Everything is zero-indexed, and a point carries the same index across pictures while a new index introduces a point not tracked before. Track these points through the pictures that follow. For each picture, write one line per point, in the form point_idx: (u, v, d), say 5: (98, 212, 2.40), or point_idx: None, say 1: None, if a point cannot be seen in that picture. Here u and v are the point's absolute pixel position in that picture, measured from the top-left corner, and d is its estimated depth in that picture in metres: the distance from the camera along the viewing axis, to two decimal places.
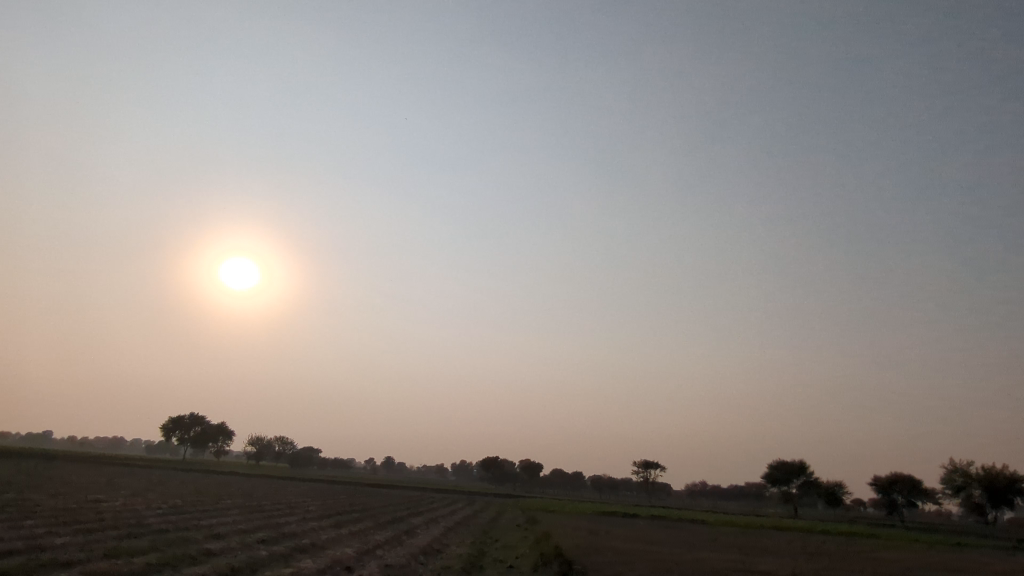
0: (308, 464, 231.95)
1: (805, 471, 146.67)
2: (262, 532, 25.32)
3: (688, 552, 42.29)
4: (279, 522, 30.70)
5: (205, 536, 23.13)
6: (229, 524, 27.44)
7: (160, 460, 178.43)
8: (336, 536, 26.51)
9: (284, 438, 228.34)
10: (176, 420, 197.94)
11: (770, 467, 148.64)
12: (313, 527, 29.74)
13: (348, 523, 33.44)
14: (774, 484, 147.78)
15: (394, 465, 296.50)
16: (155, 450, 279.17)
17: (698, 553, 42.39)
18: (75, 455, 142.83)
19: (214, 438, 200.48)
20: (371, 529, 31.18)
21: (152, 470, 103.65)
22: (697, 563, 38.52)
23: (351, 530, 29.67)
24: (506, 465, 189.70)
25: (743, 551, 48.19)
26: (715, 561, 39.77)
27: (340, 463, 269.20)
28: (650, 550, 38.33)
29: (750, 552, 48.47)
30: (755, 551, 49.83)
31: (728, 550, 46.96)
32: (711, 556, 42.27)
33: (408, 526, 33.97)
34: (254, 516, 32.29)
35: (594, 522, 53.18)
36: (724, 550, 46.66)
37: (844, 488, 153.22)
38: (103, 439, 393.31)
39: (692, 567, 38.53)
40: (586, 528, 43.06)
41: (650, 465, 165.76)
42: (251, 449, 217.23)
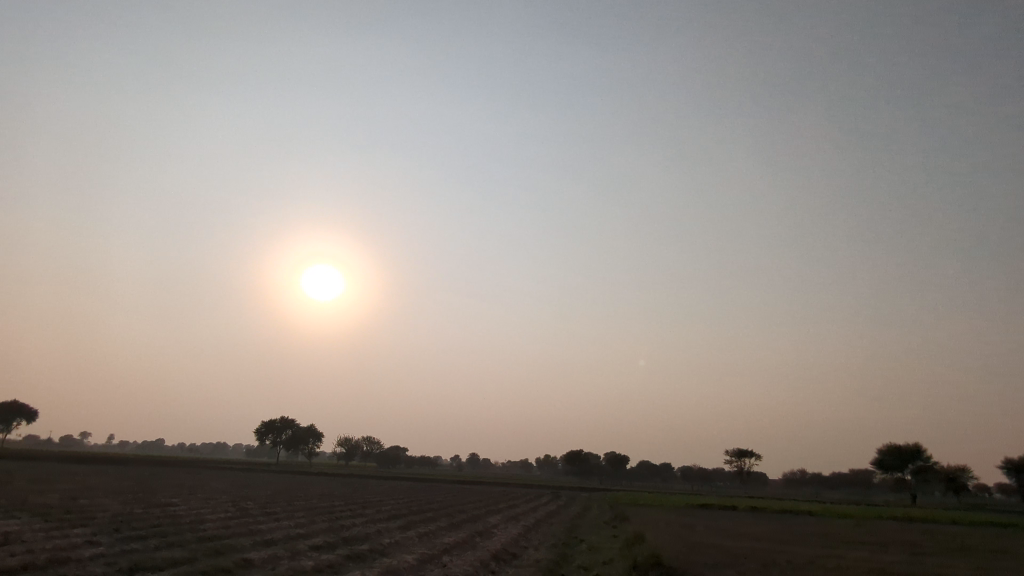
0: (396, 462, 236.12)
1: (920, 455, 134.01)
2: (319, 537, 22.78)
3: (802, 548, 37.40)
4: (346, 524, 28.25)
5: (254, 542, 20.61)
6: (287, 528, 24.90)
7: (257, 463, 186.06)
8: (403, 540, 23.52)
9: (371, 438, 233.46)
10: (269, 424, 205.66)
11: (880, 451, 136.43)
12: (380, 529, 26.98)
13: (418, 523, 30.61)
14: (885, 470, 135.92)
15: (479, 461, 297.87)
16: (256, 453, 293.25)
17: (814, 550, 37.29)
18: (178, 460, 150.40)
19: (305, 440, 206.94)
20: (441, 530, 28.07)
21: (246, 473, 106.78)
22: (812, 559, 33.80)
23: (419, 531, 26.67)
24: (591, 458, 184.96)
25: (869, 548, 42.16)
26: (836, 558, 34.69)
27: (427, 461, 272.84)
28: (758, 548, 33.78)
29: (873, 547, 42.74)
30: (879, 546, 43.97)
31: (850, 548, 41.01)
32: (829, 553, 37.12)
33: (483, 527, 30.67)
34: (319, 519, 30.05)
35: (691, 517, 48.66)
36: (843, 548, 40.76)
37: (967, 472, 139.01)
38: (210, 445, 419.36)
39: (807, 562, 33.84)
40: (681, 526, 38.53)
41: (743, 454, 157.14)
42: (341, 450, 223.18)
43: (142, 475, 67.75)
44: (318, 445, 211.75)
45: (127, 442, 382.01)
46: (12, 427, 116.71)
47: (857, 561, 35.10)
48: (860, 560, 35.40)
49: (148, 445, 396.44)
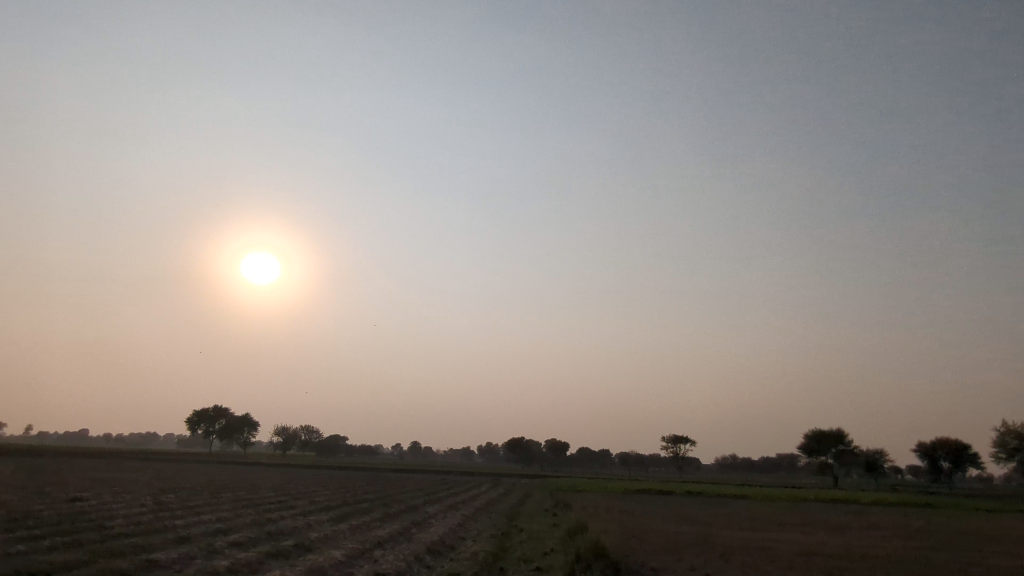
0: (335, 451, 231.50)
1: (843, 440, 140.86)
2: (241, 532, 21.22)
3: (736, 531, 38.18)
4: (274, 517, 26.68)
5: (166, 539, 18.89)
6: (206, 523, 23.15)
7: (187, 453, 178.44)
8: (333, 533, 22.23)
9: (309, 427, 227.86)
10: (201, 413, 197.36)
11: (806, 436, 142.77)
12: (310, 522, 25.54)
13: (351, 515, 29.27)
14: (810, 455, 142.33)
15: (421, 449, 295.76)
16: (187, 443, 281.59)
17: (748, 533, 38.07)
18: (100, 452, 142.44)
19: (240, 429, 199.80)
20: (375, 522, 26.84)
21: (173, 464, 101.89)
22: (746, 542, 34.43)
23: (352, 524, 25.36)
24: (533, 445, 186.23)
25: (799, 530, 43.39)
26: (768, 540, 35.44)
27: (367, 450, 268.74)
28: (694, 532, 34.15)
29: (802, 529, 44.14)
30: (808, 528, 45.48)
31: (781, 530, 42.08)
32: (762, 535, 37.97)
33: (420, 517, 29.63)
34: (246, 512, 28.31)
35: (629, 502, 49.13)
36: (776, 530, 41.70)
37: (884, 455, 147.24)
38: (138, 434, 400.51)
39: (742, 544, 34.47)
40: (620, 512, 38.56)
41: (679, 440, 161.53)
42: (278, 439, 216.85)
43: (54, 467, 63.30)
44: (253, 434, 204.95)
45: (46, 433, 359.85)
46: None
47: (788, 542, 35.95)
48: (791, 541, 36.25)
49: (69, 436, 374.77)
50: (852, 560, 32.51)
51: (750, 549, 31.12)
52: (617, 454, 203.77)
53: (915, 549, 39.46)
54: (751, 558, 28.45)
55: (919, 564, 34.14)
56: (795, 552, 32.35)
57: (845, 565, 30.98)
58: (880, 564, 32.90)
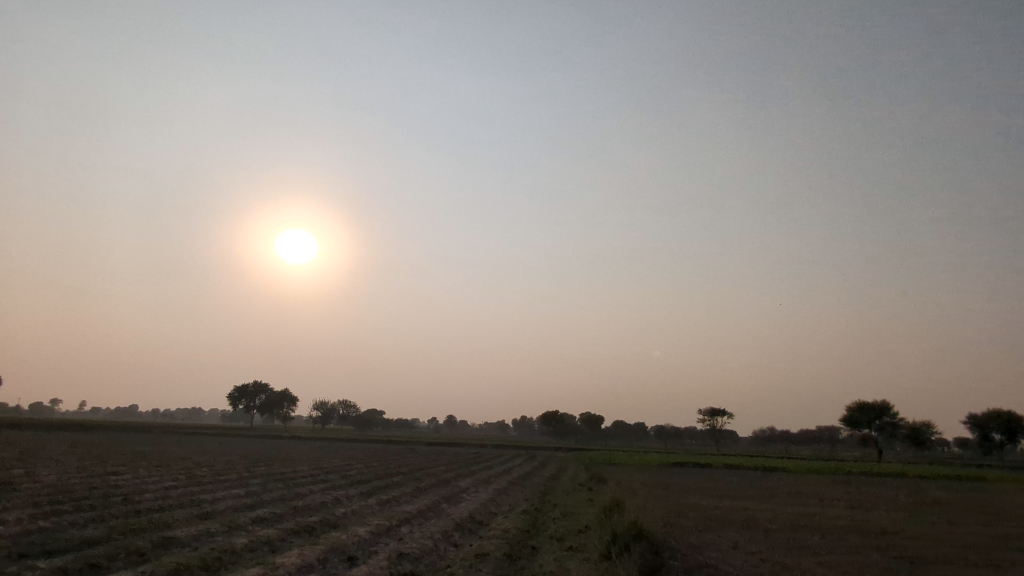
0: (373, 425, 235.87)
1: (888, 412, 136.76)
2: (268, 508, 20.70)
3: (780, 506, 36.88)
4: (303, 492, 26.27)
5: (191, 516, 18.43)
6: (234, 499, 22.76)
7: (230, 427, 183.69)
8: (360, 508, 21.59)
9: (347, 402, 232.15)
10: (243, 389, 202.42)
11: (849, 408, 139.04)
12: (339, 497, 25.03)
13: (381, 490, 28.76)
14: (854, 427, 138.73)
15: (456, 423, 299.48)
16: (231, 418, 290.31)
17: (793, 509, 36.71)
18: (148, 426, 147.54)
19: (280, 404, 204.68)
20: (405, 497, 26.17)
21: (216, 438, 104.54)
22: (791, 517, 33.14)
23: (381, 499, 24.72)
24: (567, 418, 186.31)
25: (847, 505, 41.80)
26: (815, 517, 34.02)
27: (404, 424, 273.16)
28: (736, 508, 32.97)
29: (850, 504, 42.52)
30: (856, 503, 43.83)
31: (828, 505, 40.46)
32: (808, 511, 36.56)
33: (452, 492, 29.00)
34: (276, 486, 27.99)
35: (666, 477, 48.10)
36: (822, 505, 40.13)
37: (931, 427, 142.66)
38: (185, 410, 414.83)
39: (787, 520, 33.18)
40: (656, 486, 37.55)
41: (716, 412, 159.36)
42: (317, 413, 221.73)
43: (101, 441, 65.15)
44: (293, 409, 209.71)
45: (99, 409, 374.84)
46: None
47: (836, 518, 34.49)
48: (840, 518, 34.76)
49: (121, 411, 390.25)
50: (908, 537, 30.81)
51: (795, 526, 29.79)
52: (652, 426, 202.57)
53: (974, 525, 37.46)
54: (798, 535, 27.17)
55: (979, 541, 32.38)
56: (845, 529, 30.93)
57: (900, 542, 29.39)
58: (937, 541, 31.19)
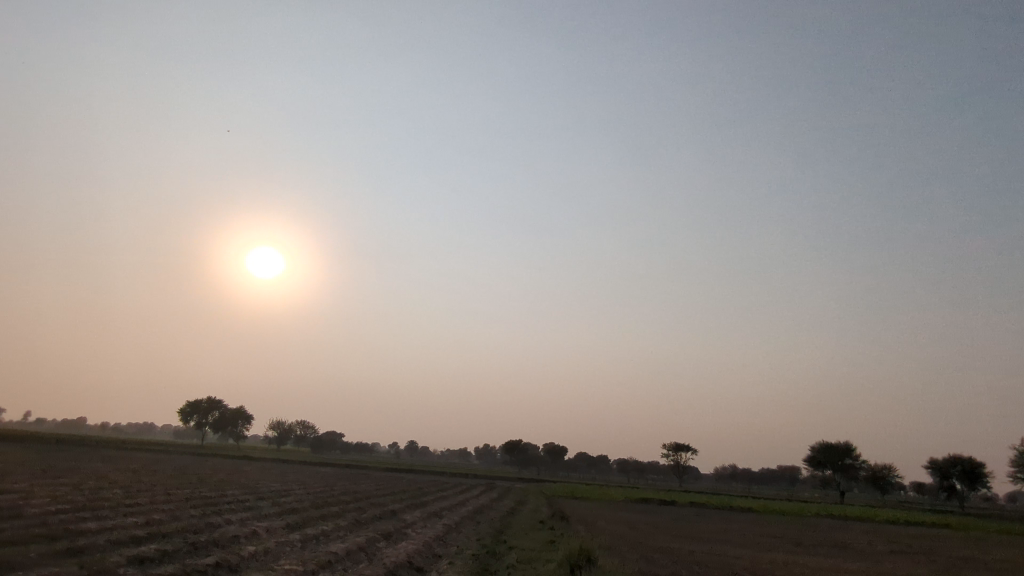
0: (330, 447, 227.68)
1: (851, 454, 135.99)
2: (158, 542, 16.99)
3: (752, 551, 34.44)
4: (217, 521, 22.51)
5: (56, 552, 14.81)
6: (127, 528, 19.08)
7: (178, 444, 174.65)
8: (276, 547, 17.99)
9: (305, 422, 224.13)
10: (194, 404, 192.56)
11: (813, 448, 138.06)
12: (261, 530, 21.55)
13: (314, 520, 25.36)
14: (817, 467, 137.55)
15: (418, 449, 291.98)
16: (183, 433, 278.46)
17: (765, 554, 34.32)
18: (87, 439, 138.67)
19: (233, 422, 195.47)
20: (338, 530, 22.73)
21: (158, 454, 98.14)
22: (766, 564, 30.68)
23: (308, 533, 21.24)
24: (531, 448, 181.64)
25: (820, 551, 39.50)
26: (790, 564, 31.60)
27: (363, 447, 264.90)
28: (708, 553, 30.42)
29: (824, 550, 40.27)
30: (831, 549, 41.49)
31: (799, 551, 38.12)
32: (781, 556, 34.14)
33: (396, 527, 25.47)
34: (188, 513, 24.14)
35: (631, 514, 45.43)
36: (795, 552, 37.58)
37: (892, 470, 142.34)
38: (136, 425, 397.19)
39: (760, 565, 30.72)
40: (621, 526, 34.61)
41: (681, 448, 157.25)
42: (272, 433, 212.60)
43: (20, 453, 59.58)
44: (246, 427, 200.97)
45: (43, 420, 356.13)
46: None
47: (812, 566, 32.09)
48: (816, 566, 32.41)
49: (64, 422, 371.68)
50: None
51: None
52: (616, 460, 199.22)
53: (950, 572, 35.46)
54: None
55: None
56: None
57: None
58: None
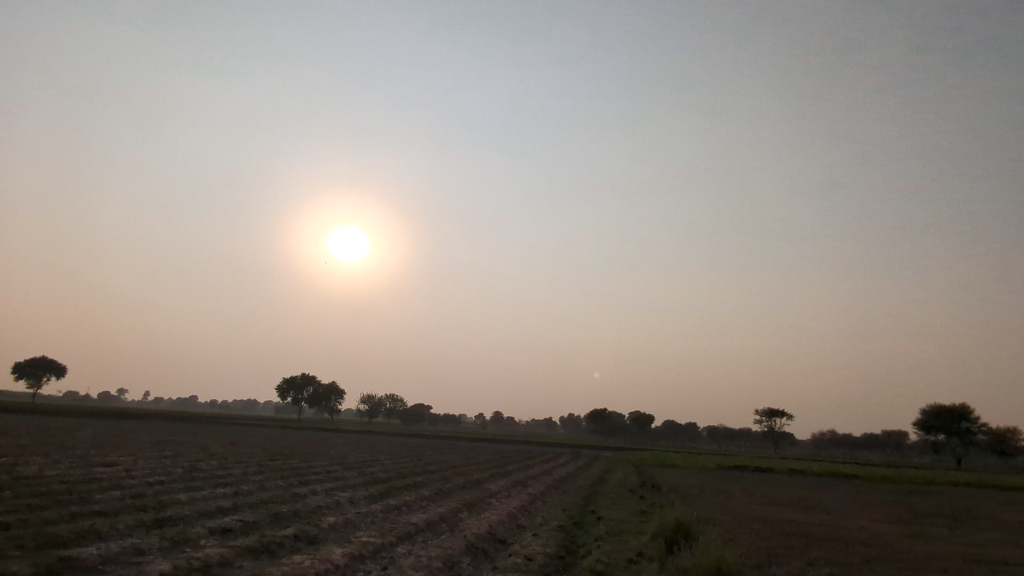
0: (419, 419, 235.13)
1: (967, 417, 125.55)
2: (239, 514, 16.82)
3: (865, 523, 31.64)
4: (302, 492, 22.40)
5: (142, 524, 14.77)
6: (214, 500, 19.17)
7: (278, 418, 185.46)
8: (356, 518, 17.44)
9: (394, 396, 232.25)
10: (291, 381, 203.50)
11: (923, 412, 128.54)
12: (345, 500, 21.29)
13: (397, 491, 25.00)
14: (928, 432, 128.09)
15: (503, 419, 296.99)
16: (284, 409, 296.00)
17: (882, 525, 31.40)
18: (198, 415, 149.33)
19: (327, 397, 205.32)
20: (421, 501, 22.17)
21: (259, 428, 103.99)
22: (882, 535, 28.07)
23: (391, 504, 20.80)
24: (616, 417, 180.02)
25: (944, 522, 35.89)
26: (911, 536, 28.74)
27: (451, 419, 272.15)
28: (816, 524, 28.15)
29: (947, 521, 36.62)
30: (954, 519, 37.77)
31: (921, 522, 34.76)
32: (900, 528, 31.11)
33: (480, 497, 24.72)
34: (276, 484, 24.32)
35: (726, 482, 43.15)
36: (917, 523, 34.19)
37: (1016, 434, 130.33)
38: (242, 403, 426.77)
39: (875, 536, 28.15)
40: (717, 495, 32.61)
41: (774, 414, 150.90)
42: (364, 407, 221.90)
43: (136, 429, 64.21)
44: (340, 401, 210.55)
45: (162, 398, 388.32)
46: (40, 382, 116.31)
47: (935, 538, 29.08)
48: (939, 537, 29.37)
49: (180, 400, 404.43)
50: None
51: (909, 553, 23.78)
52: (704, 427, 194.27)
53: None
54: (906, 562, 21.75)
55: None
56: (975, 557, 24.38)
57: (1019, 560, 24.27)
58: None
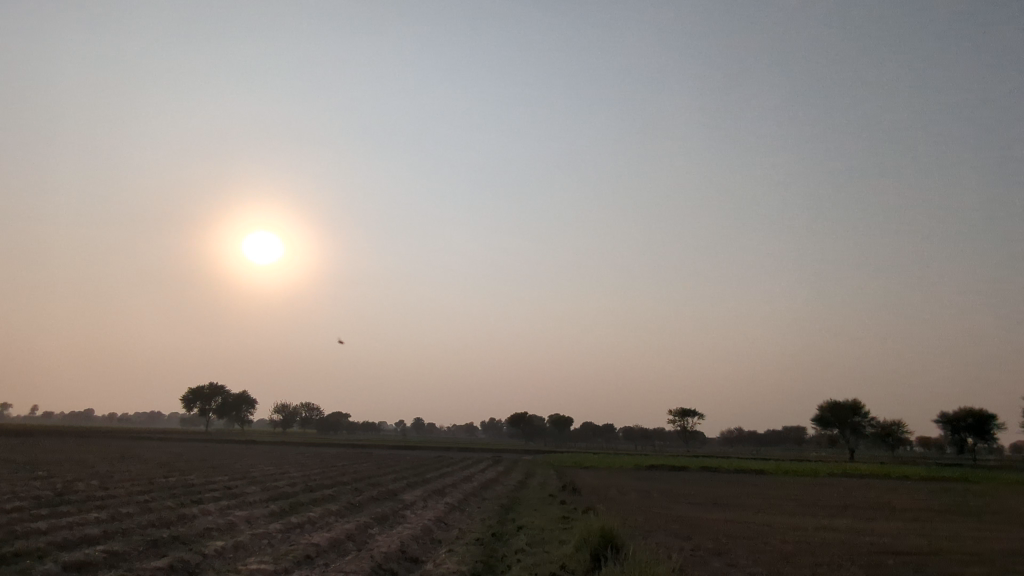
0: (336, 428, 227.30)
1: (859, 411, 134.56)
2: (107, 543, 14.61)
3: (776, 518, 32.68)
4: (190, 513, 20.07)
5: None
6: (81, 527, 16.72)
7: (182, 431, 173.71)
8: (250, 541, 15.60)
9: (310, 404, 223.45)
10: (197, 390, 191.32)
11: (821, 408, 136.70)
12: (239, 519, 19.25)
13: (302, 506, 23.10)
14: (825, 427, 136.25)
15: (424, 426, 292.59)
16: (190, 421, 278.35)
17: (791, 519, 32.51)
18: (89, 429, 137.37)
19: (237, 407, 194.54)
20: (327, 516, 20.45)
21: (159, 442, 96.51)
22: (791, 528, 29.04)
23: (293, 521, 19.01)
24: (536, 420, 180.69)
25: (845, 513, 37.68)
26: (818, 528, 29.85)
27: (370, 426, 265.01)
28: (731, 522, 28.65)
29: (848, 512, 38.49)
30: (853, 510, 39.76)
31: (824, 514, 36.43)
32: (807, 521, 32.27)
33: (393, 509, 23.17)
34: (163, 504, 21.90)
35: (645, 483, 43.61)
36: (822, 515, 35.71)
37: (902, 426, 140.93)
38: (143, 415, 398.67)
39: (786, 529, 29.04)
40: (637, 496, 32.64)
41: (687, 413, 156.25)
42: (277, 416, 212.03)
43: (9, 446, 57.60)
44: (251, 411, 200.14)
45: (50, 413, 356.10)
46: None
47: (839, 529, 30.35)
48: (842, 528, 30.69)
49: (71, 415, 373.04)
50: (956, 546, 25.40)
51: (817, 545, 24.50)
52: (622, 428, 198.66)
53: (982, 523, 33.78)
54: (817, 555, 22.38)
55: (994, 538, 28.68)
56: (875, 546, 25.53)
57: (916, 547, 25.53)
58: (952, 541, 27.17)
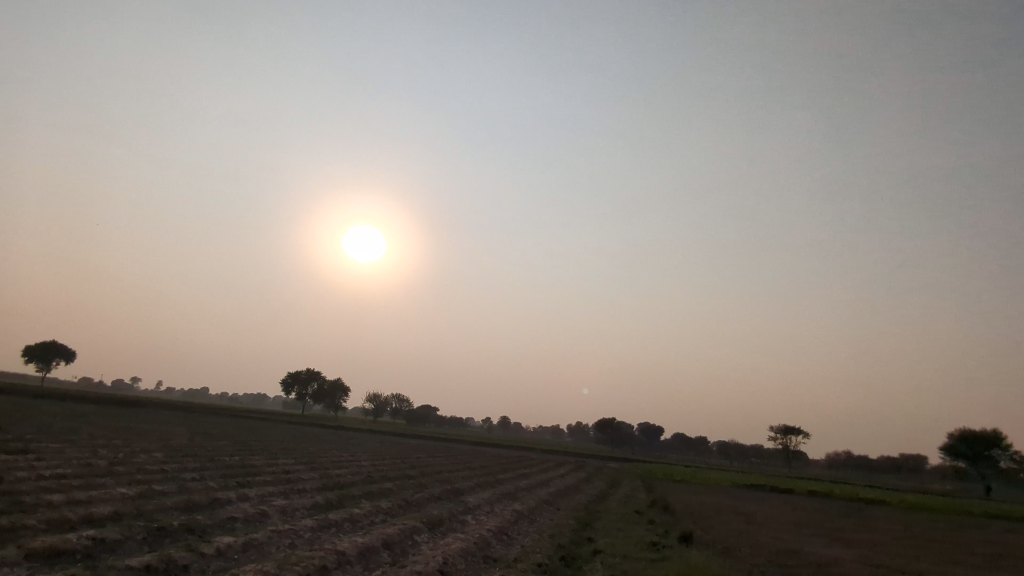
0: (424, 421, 230.61)
1: (999, 443, 118.22)
2: (100, 528, 12.34)
3: (897, 559, 27.65)
4: (225, 498, 17.90)
5: None
6: (95, 505, 14.76)
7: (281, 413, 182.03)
8: (265, 540, 12.92)
9: (401, 396, 228.18)
10: (296, 375, 199.77)
11: (951, 436, 121.57)
12: (273, 511, 16.83)
13: (352, 499, 20.58)
14: (956, 457, 120.91)
15: (510, 425, 292.29)
16: (292, 404, 292.87)
17: (915, 563, 27.36)
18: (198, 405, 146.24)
19: (332, 393, 201.46)
20: (373, 516, 17.63)
21: (258, 421, 100.27)
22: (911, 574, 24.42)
23: (331, 518, 16.34)
24: (624, 427, 174.09)
25: (982, 560, 31.65)
26: None
27: (457, 422, 267.92)
28: (844, 561, 24.27)
29: (988, 559, 32.30)
30: (992, 557, 33.40)
31: (957, 560, 30.63)
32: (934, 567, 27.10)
33: (452, 512, 20.14)
34: (207, 484, 20.12)
35: (741, 503, 39.02)
36: (952, 561, 30.02)
37: None
38: (251, 395, 425.95)
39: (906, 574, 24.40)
40: (738, 521, 28.27)
41: (790, 431, 144.75)
42: (369, 406, 217.97)
43: (111, 413, 60.04)
44: (345, 399, 206.56)
45: (173, 388, 388.47)
46: (51, 366, 113.78)
47: None
48: None
49: (191, 392, 405.38)
50: None
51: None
52: (715, 442, 187.92)
53: None
54: None
55: None
56: None
57: None
58: None
